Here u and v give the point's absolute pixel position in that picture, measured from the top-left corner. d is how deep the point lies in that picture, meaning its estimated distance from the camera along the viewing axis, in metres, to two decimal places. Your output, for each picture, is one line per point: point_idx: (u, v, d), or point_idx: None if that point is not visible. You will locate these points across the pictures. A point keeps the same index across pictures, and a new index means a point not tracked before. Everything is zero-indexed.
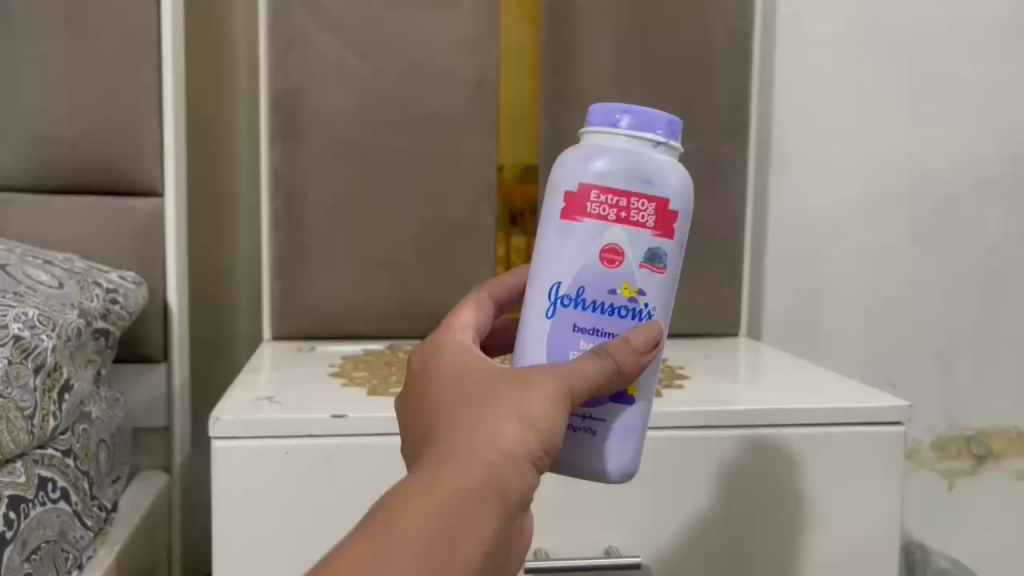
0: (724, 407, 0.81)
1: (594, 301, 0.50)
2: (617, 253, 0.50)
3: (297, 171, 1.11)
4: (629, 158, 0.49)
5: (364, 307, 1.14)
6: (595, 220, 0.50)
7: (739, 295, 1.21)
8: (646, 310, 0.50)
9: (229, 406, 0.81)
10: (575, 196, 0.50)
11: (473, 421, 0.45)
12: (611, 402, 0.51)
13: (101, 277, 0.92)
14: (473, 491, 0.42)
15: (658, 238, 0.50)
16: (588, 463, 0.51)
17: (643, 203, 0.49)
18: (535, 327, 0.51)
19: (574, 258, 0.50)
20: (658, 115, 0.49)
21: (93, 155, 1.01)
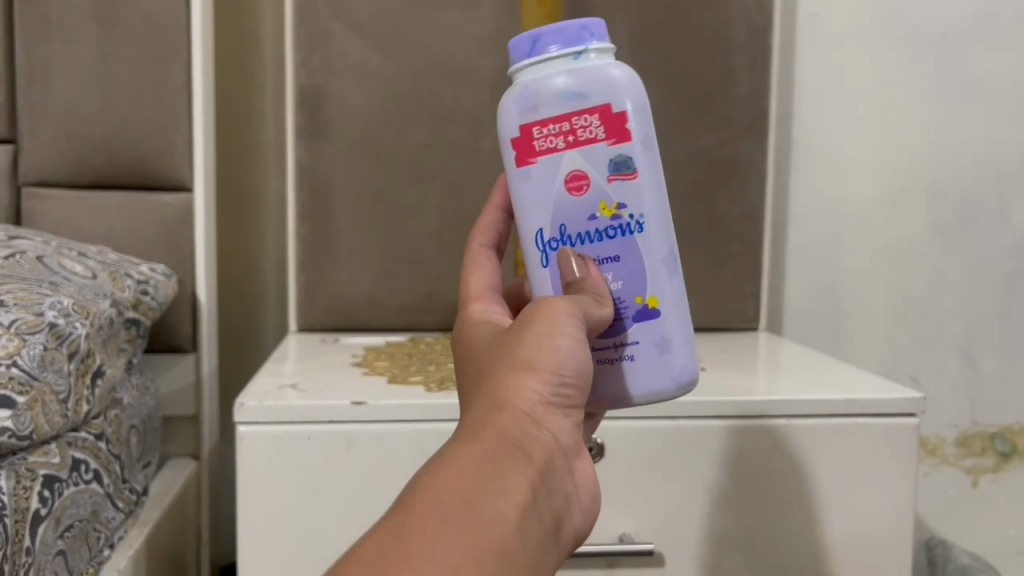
0: (733, 398, 0.83)
1: (577, 233, 0.57)
2: (582, 178, 0.56)
3: (322, 167, 1.13)
4: (558, 81, 0.54)
5: (387, 300, 1.16)
6: (547, 154, 0.56)
7: (758, 289, 1.21)
8: (631, 221, 0.56)
9: (254, 393, 0.84)
10: (525, 137, 0.56)
11: (492, 387, 0.51)
12: (633, 323, 0.57)
13: (132, 269, 0.96)
14: (493, 450, 0.48)
15: (616, 147, 0.55)
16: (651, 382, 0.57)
17: (587, 119, 0.54)
18: (537, 277, 0.58)
19: (546, 204, 0.57)
20: (575, 27, 0.54)
21: (125, 151, 1.04)
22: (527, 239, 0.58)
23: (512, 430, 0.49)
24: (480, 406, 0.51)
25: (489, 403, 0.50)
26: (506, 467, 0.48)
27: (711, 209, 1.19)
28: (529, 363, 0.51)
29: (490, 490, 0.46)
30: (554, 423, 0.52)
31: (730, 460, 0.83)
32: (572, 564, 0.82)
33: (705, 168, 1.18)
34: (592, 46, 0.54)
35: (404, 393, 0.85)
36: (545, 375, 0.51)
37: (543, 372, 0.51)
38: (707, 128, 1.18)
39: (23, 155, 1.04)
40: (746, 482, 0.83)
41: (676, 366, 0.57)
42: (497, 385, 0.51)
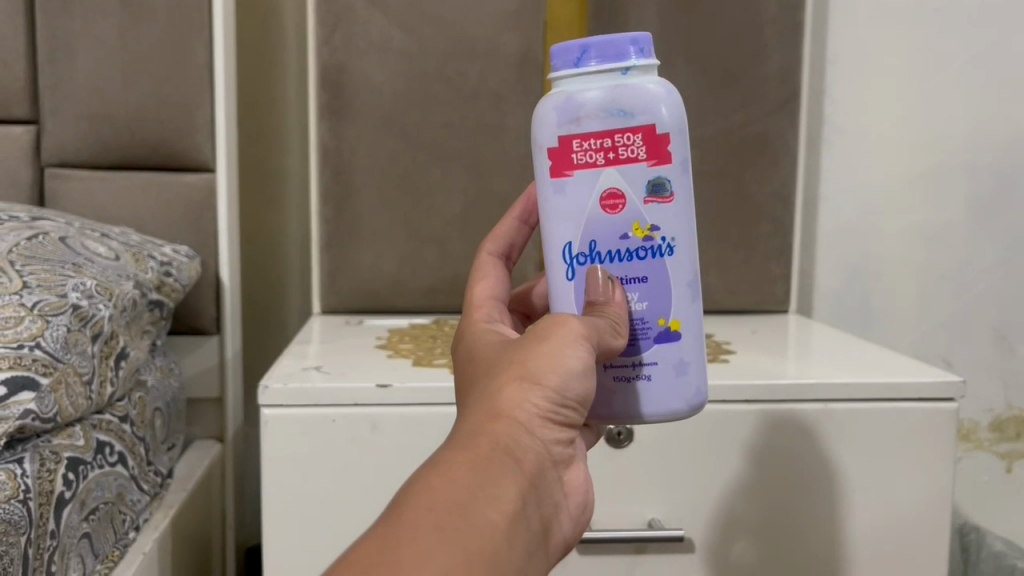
0: (765, 382, 0.81)
1: (608, 250, 0.57)
2: (618, 197, 0.56)
3: (345, 147, 1.12)
4: (603, 98, 0.54)
5: (411, 282, 1.15)
6: (586, 168, 0.56)
7: (788, 270, 1.19)
8: (663, 244, 0.57)
9: (277, 375, 0.83)
10: (563, 148, 0.56)
11: (491, 395, 0.52)
12: (657, 344, 0.58)
13: (155, 251, 0.95)
14: (489, 454, 0.49)
15: (655, 168, 0.56)
16: (666, 402, 0.58)
17: (629, 138, 0.55)
18: (562, 289, 0.59)
19: (577, 219, 0.57)
20: (621, 41, 0.53)
21: (147, 131, 1.03)
22: (552, 251, 0.59)
23: (508, 437, 0.50)
24: (477, 415, 0.51)
25: (487, 412, 0.51)
26: (499, 474, 0.48)
27: (740, 188, 1.16)
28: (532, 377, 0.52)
29: (484, 494, 0.47)
30: (551, 434, 0.52)
31: (762, 445, 0.81)
32: (601, 549, 0.80)
33: (734, 147, 1.16)
34: (639, 62, 0.54)
35: (429, 375, 0.83)
36: (547, 390, 0.52)
37: (544, 386, 0.52)
38: (738, 105, 1.15)
39: (45, 135, 1.04)
40: (778, 467, 0.81)
41: (691, 389, 0.58)
42: (497, 395, 0.51)
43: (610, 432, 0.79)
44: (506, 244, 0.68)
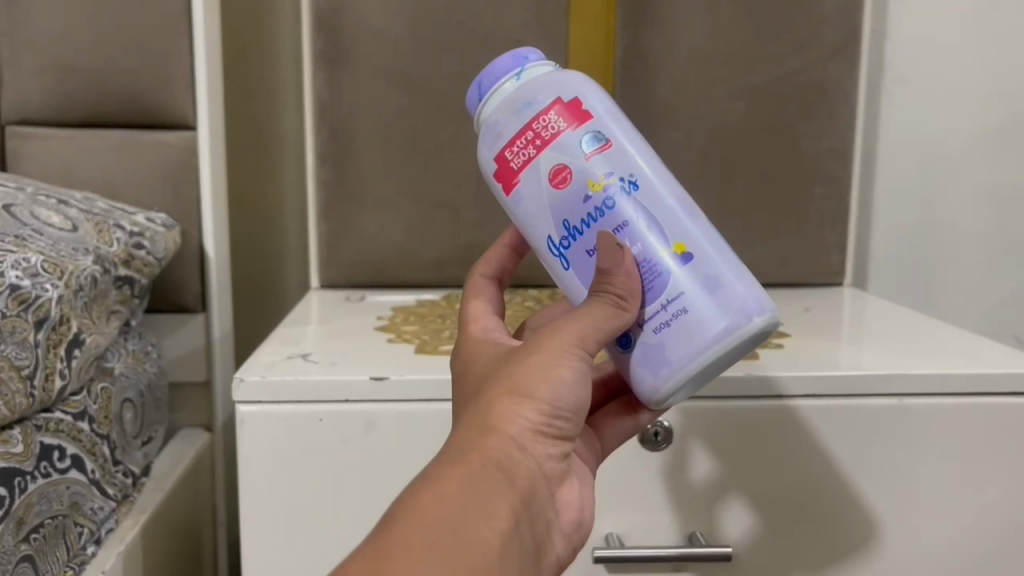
0: (825, 374, 0.68)
1: (580, 220, 0.45)
2: (564, 168, 0.45)
3: (343, 100, 0.99)
4: (504, 105, 0.46)
5: (419, 253, 1.03)
6: (527, 164, 0.46)
7: (845, 238, 1.05)
8: (625, 182, 0.45)
9: (258, 364, 0.71)
10: (503, 169, 0.47)
11: (477, 408, 0.41)
12: (675, 272, 0.44)
13: (125, 219, 0.84)
14: (473, 477, 0.38)
15: (584, 128, 0.45)
16: (714, 327, 0.43)
17: (544, 118, 0.45)
18: (567, 285, 0.47)
19: (541, 209, 0.46)
20: (499, 61, 0.47)
21: (119, 84, 0.91)
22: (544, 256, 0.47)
23: (496, 457, 0.40)
24: (458, 433, 0.41)
25: (472, 428, 0.40)
26: (486, 503, 0.38)
27: (792, 144, 1.03)
28: (524, 388, 0.41)
29: (466, 531, 0.36)
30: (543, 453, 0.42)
31: (823, 448, 0.68)
32: (635, 567, 0.69)
33: (785, 99, 1.02)
34: (528, 66, 0.47)
35: (433, 366, 0.71)
36: (541, 405, 0.41)
37: (539, 400, 0.41)
38: (790, 51, 1.01)
39: (5, 90, 0.92)
40: (845, 473, 0.68)
41: (740, 304, 0.43)
42: (482, 409, 0.41)
43: (646, 433, 0.67)
44: (496, 275, 0.55)
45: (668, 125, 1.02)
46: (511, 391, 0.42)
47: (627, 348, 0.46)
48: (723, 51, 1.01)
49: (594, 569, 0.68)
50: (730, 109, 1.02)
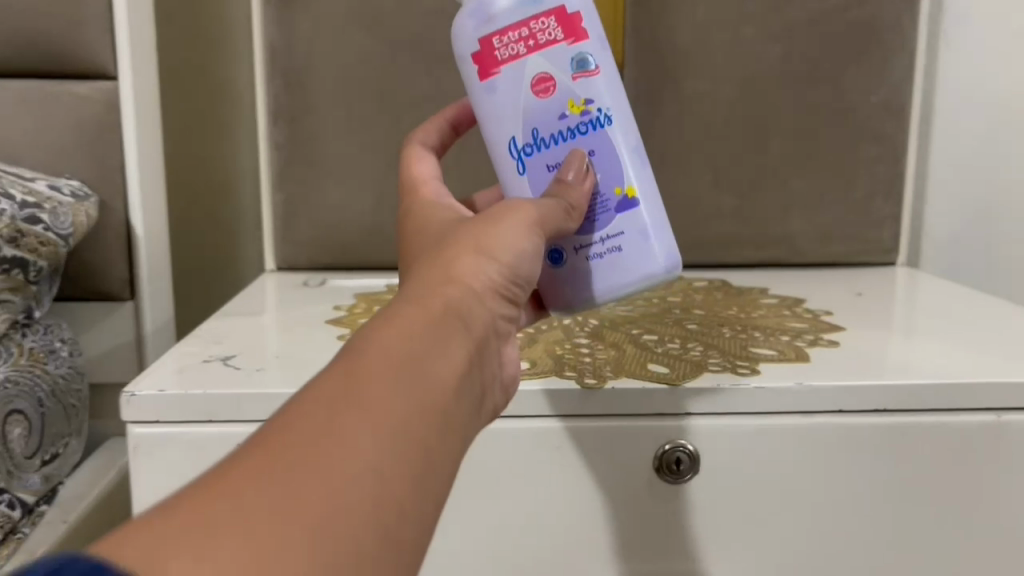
0: (910, 385, 0.53)
1: (550, 133, 0.45)
2: (547, 79, 0.44)
3: (298, 46, 0.83)
4: None
5: (392, 229, 0.86)
6: (512, 61, 0.43)
7: (899, 209, 0.88)
8: (600, 116, 0.44)
9: (160, 372, 0.55)
10: (483, 53, 0.44)
11: (433, 262, 0.37)
12: (620, 212, 0.45)
13: (16, 188, 0.69)
14: (437, 321, 0.34)
15: (579, 47, 0.44)
16: (639, 270, 0.45)
17: (542, 22, 0.43)
18: (514, 189, 0.46)
19: (512, 109, 0.44)
20: None
21: (18, 23, 0.74)
22: (500, 154, 0.46)
23: (460, 307, 0.36)
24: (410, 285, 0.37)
25: (430, 279, 0.36)
26: (450, 349, 0.34)
27: (839, 97, 0.85)
28: (486, 245, 0.38)
29: (431, 369, 0.32)
30: (500, 318, 0.39)
31: (897, 476, 0.53)
32: None
33: (830, 39, 0.84)
34: None
35: None
36: (502, 267, 0.38)
37: (501, 260, 0.38)
38: None
39: None
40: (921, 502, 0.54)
41: (663, 253, 0.46)
42: (441, 263, 0.37)
43: (663, 459, 0.53)
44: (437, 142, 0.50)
45: (689, 72, 0.85)
46: (470, 248, 0.38)
47: (558, 263, 0.46)
48: None
49: None
50: (764, 54, 0.84)
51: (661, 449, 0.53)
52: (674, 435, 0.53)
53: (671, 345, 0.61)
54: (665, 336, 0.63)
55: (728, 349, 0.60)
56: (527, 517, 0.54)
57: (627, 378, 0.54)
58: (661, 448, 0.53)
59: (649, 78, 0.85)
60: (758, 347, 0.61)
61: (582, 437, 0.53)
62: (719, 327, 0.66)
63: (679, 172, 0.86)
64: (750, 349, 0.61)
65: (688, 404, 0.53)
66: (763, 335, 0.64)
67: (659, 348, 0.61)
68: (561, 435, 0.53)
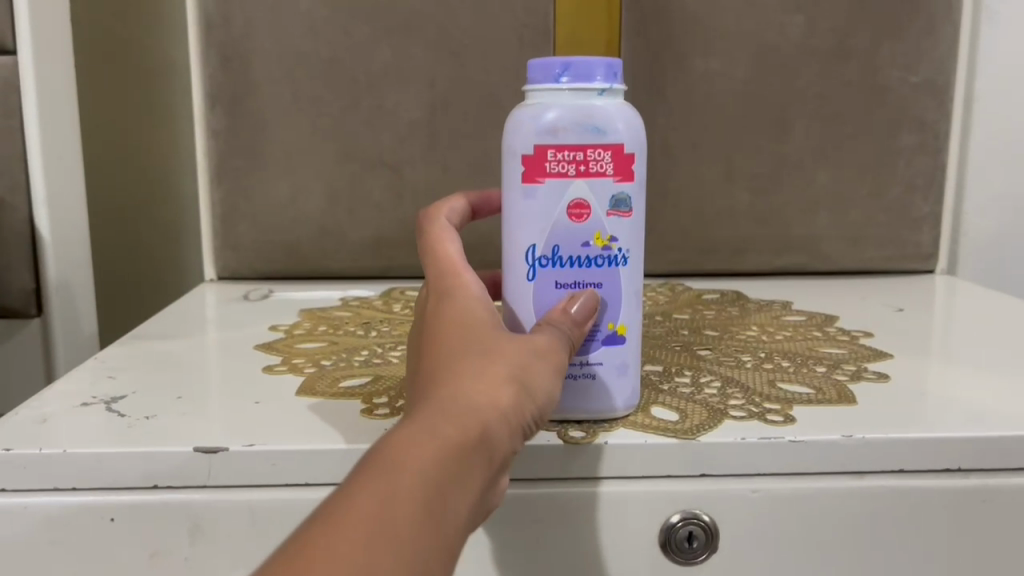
0: (994, 435, 0.41)
1: (570, 256, 0.40)
2: (584, 206, 0.40)
3: (235, 17, 0.70)
4: (574, 109, 0.39)
5: (349, 231, 0.74)
6: (556, 179, 0.39)
7: (941, 208, 0.76)
8: (621, 256, 0.41)
9: (19, 420, 0.43)
10: (532, 160, 0.39)
11: (477, 366, 0.31)
12: (604, 346, 0.41)
13: None
14: (468, 460, 0.28)
15: (625, 188, 0.40)
16: (601, 404, 0.42)
17: (598, 152, 0.39)
18: (511, 294, 0.41)
19: (541, 221, 0.40)
20: (597, 60, 0.39)
21: None
22: (511, 258, 0.41)
23: (493, 442, 0.30)
24: (444, 388, 0.31)
25: (472, 389, 0.30)
26: (469, 498, 0.28)
27: (871, 77, 0.73)
28: (533, 375, 0.32)
29: (448, 528, 0.27)
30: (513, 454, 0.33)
31: (971, 548, 0.42)
32: None
33: (865, 9, 0.72)
34: (612, 86, 0.39)
35: (311, 423, 0.42)
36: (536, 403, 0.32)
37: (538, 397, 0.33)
38: None
39: None
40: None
41: (623, 393, 0.42)
42: (483, 371, 0.31)
43: (672, 536, 0.41)
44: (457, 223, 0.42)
45: (698, 48, 0.72)
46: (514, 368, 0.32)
47: None
48: None
49: None
50: (786, 25, 0.72)
51: (670, 521, 0.41)
52: (688, 504, 0.41)
53: (680, 382, 0.48)
54: (670, 368, 0.51)
55: (752, 385, 0.48)
56: None
57: (627, 429, 0.42)
58: (669, 520, 0.41)
59: (653, 53, 0.72)
60: (788, 383, 0.49)
61: (567, 509, 0.40)
62: (737, 354, 0.54)
63: (686, 164, 0.74)
64: (778, 385, 0.48)
65: (705, 464, 0.41)
66: (794, 366, 0.51)
67: (665, 385, 0.48)
68: (541, 505, 0.40)
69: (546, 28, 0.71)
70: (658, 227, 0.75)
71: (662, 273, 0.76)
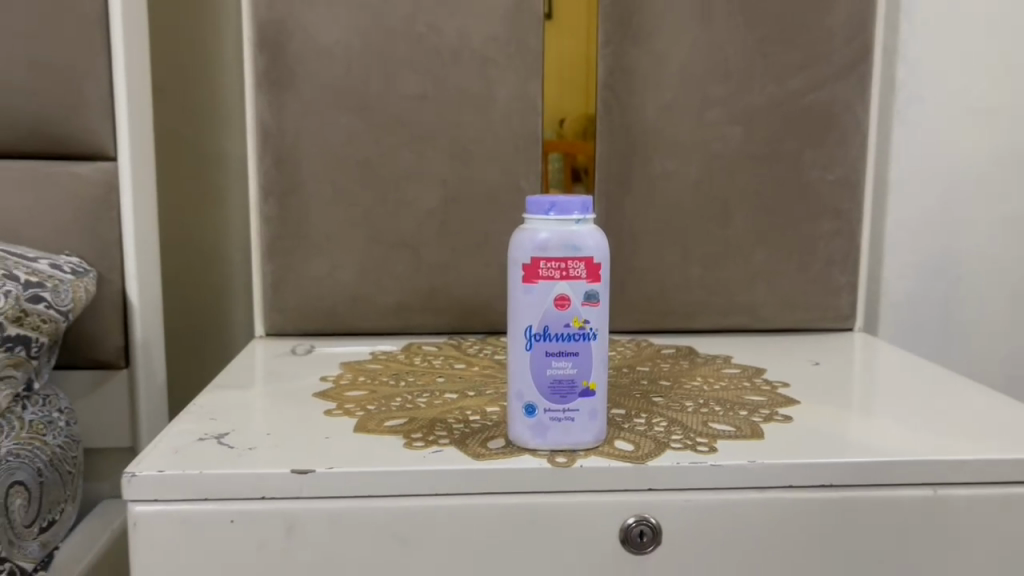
0: (857, 460, 0.59)
1: (556, 332, 0.57)
2: (566, 298, 0.57)
3: (288, 128, 0.87)
4: (559, 233, 0.56)
5: (375, 298, 0.90)
6: (546, 281, 0.57)
7: (856, 279, 0.94)
8: (592, 333, 0.58)
9: (159, 450, 0.59)
10: (530, 267, 0.57)
11: None
12: (580, 397, 0.58)
13: (19, 267, 0.72)
14: None
15: (594, 286, 0.57)
16: (578, 438, 0.59)
17: (575, 262, 0.56)
18: (515, 359, 0.58)
19: (535, 308, 0.57)
20: (573, 200, 0.57)
21: (21, 108, 0.78)
22: (515, 334, 0.58)
23: None
24: None
25: None
26: None
27: (796, 175, 0.91)
28: None
29: None
30: None
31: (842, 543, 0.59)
32: None
33: (790, 122, 0.90)
34: (585, 217, 0.57)
35: (370, 453, 0.59)
36: None
37: None
38: (792, 70, 0.89)
39: None
40: (860, 562, 0.59)
41: (594, 430, 0.59)
42: None
43: (629, 533, 0.57)
44: None
45: (658, 152, 0.90)
46: None
47: (530, 414, 0.58)
48: (718, 71, 0.89)
49: None
50: (726, 135, 0.90)
51: (626, 522, 0.57)
52: (640, 510, 0.57)
53: (637, 421, 0.65)
54: (630, 411, 0.68)
55: (689, 424, 0.65)
56: None
57: (595, 455, 0.58)
58: (626, 522, 0.57)
59: (620, 158, 0.90)
60: (716, 423, 0.66)
61: (556, 514, 0.57)
62: (682, 400, 0.71)
63: (649, 244, 0.91)
64: (709, 424, 0.65)
65: (651, 480, 0.57)
66: (723, 410, 0.68)
67: (625, 424, 0.65)
68: (536, 513, 0.57)
69: (535, 136, 0.89)
70: (627, 295, 0.92)
71: (632, 331, 0.93)
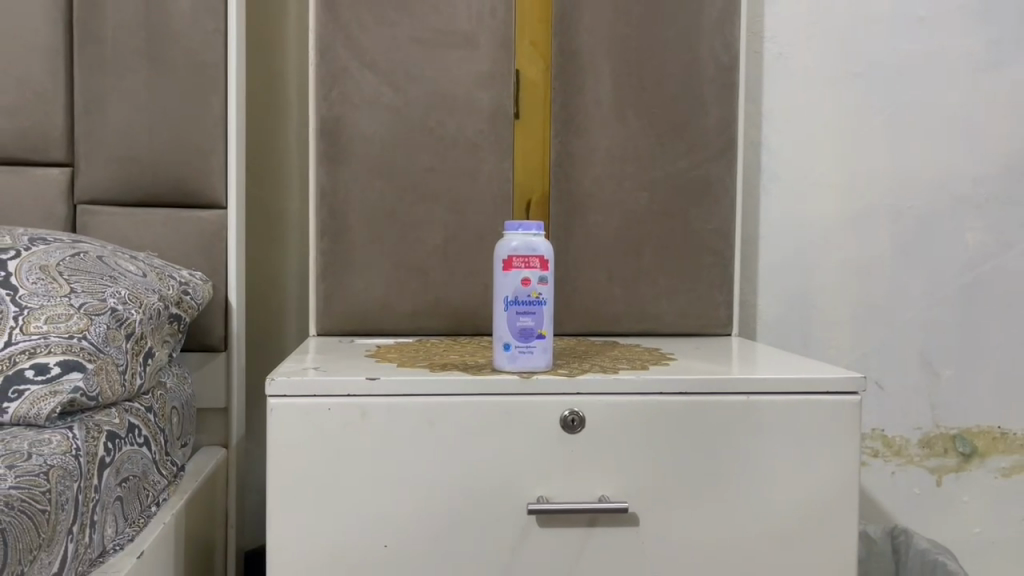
0: (703, 378, 0.98)
1: (522, 299, 0.97)
2: (528, 279, 0.97)
3: (339, 188, 1.28)
4: (524, 240, 0.97)
5: (396, 307, 1.29)
6: (517, 268, 0.97)
7: (731, 298, 1.35)
8: (544, 300, 0.98)
9: (283, 372, 0.98)
10: (508, 261, 0.97)
11: None
12: (537, 338, 0.98)
13: (175, 272, 1.10)
14: None
15: (545, 272, 0.97)
16: (536, 363, 0.98)
17: (534, 258, 0.97)
18: (499, 315, 0.98)
19: (511, 285, 0.97)
20: (532, 223, 0.98)
21: (168, 172, 1.18)
22: (499, 300, 0.98)
23: None
24: None
25: None
26: None
27: (685, 225, 1.33)
28: None
29: None
30: None
31: (697, 430, 0.97)
32: (559, 521, 0.96)
33: (681, 189, 1.33)
34: (538, 233, 0.98)
35: (410, 373, 0.98)
36: None
37: None
38: (681, 154, 1.33)
39: (79, 175, 1.18)
40: (707, 442, 0.97)
41: (545, 358, 0.99)
42: None
43: (565, 419, 0.95)
44: None
45: (591, 208, 1.32)
46: None
47: (507, 349, 0.98)
48: (631, 155, 1.32)
49: (529, 522, 0.96)
50: (637, 196, 1.32)
51: (564, 413, 0.96)
52: (571, 404, 0.96)
53: (572, 363, 1.06)
54: (568, 359, 1.09)
55: (604, 365, 1.06)
56: (491, 455, 0.95)
57: (546, 372, 0.98)
58: (564, 413, 0.96)
59: (565, 211, 1.32)
60: (622, 364, 1.07)
61: (521, 407, 0.95)
62: (602, 356, 1.12)
63: (586, 271, 1.32)
64: (617, 364, 1.07)
65: (579, 385, 0.96)
66: (627, 359, 1.10)
67: (564, 364, 1.06)
68: (509, 407, 0.95)
69: (508, 196, 1.31)
70: (572, 305, 1.32)
71: (576, 333, 1.33)
